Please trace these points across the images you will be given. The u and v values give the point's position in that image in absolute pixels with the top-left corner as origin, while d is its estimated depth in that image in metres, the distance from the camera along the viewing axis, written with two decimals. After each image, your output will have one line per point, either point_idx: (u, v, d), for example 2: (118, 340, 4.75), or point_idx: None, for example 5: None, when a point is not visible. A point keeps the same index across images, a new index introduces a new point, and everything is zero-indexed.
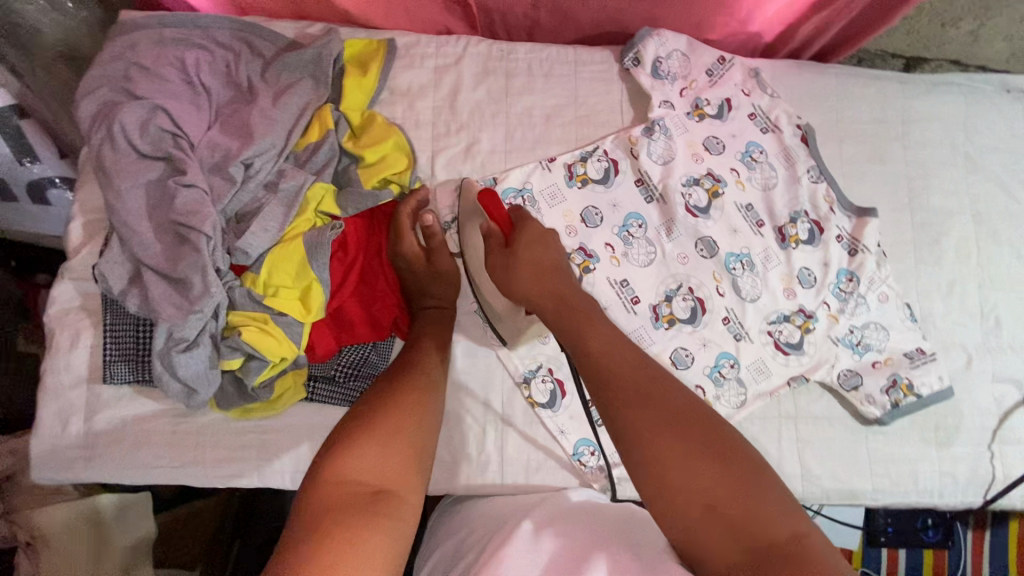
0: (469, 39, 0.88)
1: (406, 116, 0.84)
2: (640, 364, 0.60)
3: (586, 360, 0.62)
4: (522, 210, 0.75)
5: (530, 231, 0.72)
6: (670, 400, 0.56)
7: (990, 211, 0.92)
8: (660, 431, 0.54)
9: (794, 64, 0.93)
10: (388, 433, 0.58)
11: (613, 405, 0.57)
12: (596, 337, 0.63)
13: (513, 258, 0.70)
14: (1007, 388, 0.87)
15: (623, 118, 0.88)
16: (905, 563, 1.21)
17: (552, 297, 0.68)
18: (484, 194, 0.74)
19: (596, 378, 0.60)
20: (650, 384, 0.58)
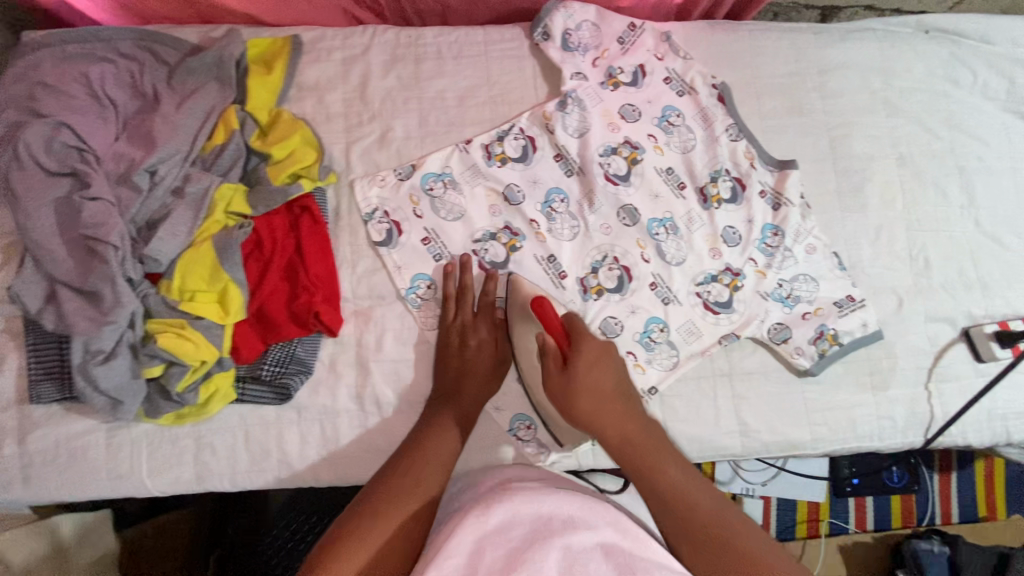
0: (376, 28, 0.88)
1: (316, 111, 0.84)
2: (704, 494, 0.64)
3: (655, 492, 0.64)
4: (578, 322, 0.75)
5: (588, 351, 0.71)
6: (739, 533, 0.61)
7: (913, 153, 0.92)
8: (742, 562, 0.58)
9: (706, 25, 0.93)
10: (369, 532, 0.61)
11: (689, 534, 0.61)
12: (663, 472, 0.65)
13: (572, 383, 0.69)
14: (940, 327, 0.88)
15: (537, 93, 0.88)
16: (873, 511, 1.22)
17: (613, 424, 0.68)
18: (536, 301, 0.74)
19: (657, 497, 0.64)
20: (713, 509, 0.63)
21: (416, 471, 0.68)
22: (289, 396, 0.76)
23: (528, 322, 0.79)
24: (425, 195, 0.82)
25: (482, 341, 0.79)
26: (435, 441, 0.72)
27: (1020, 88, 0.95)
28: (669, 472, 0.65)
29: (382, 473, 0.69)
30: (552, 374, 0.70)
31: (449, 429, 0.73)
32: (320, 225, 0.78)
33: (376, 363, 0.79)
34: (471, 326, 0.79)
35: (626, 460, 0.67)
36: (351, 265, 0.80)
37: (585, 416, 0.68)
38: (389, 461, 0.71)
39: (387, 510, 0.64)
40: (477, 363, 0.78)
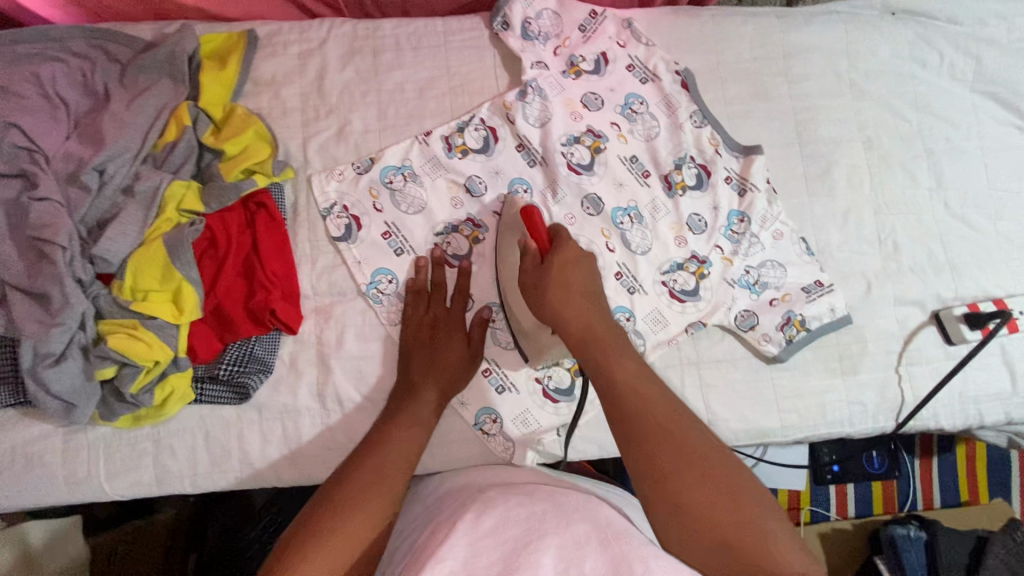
0: (333, 21, 0.86)
1: (272, 106, 0.82)
2: (662, 395, 0.61)
3: (608, 380, 0.62)
4: (562, 229, 0.73)
5: (566, 254, 0.70)
6: (689, 436, 0.57)
7: (881, 136, 0.91)
8: (679, 465, 0.55)
9: (669, 11, 0.91)
10: (343, 529, 0.57)
11: (632, 423, 0.59)
12: (620, 364, 0.63)
13: (544, 277, 0.69)
14: (910, 311, 0.87)
15: (498, 83, 0.87)
16: (854, 497, 1.22)
17: (582, 317, 0.67)
18: (527, 210, 0.71)
19: (609, 385, 0.62)
20: (667, 410, 0.59)
21: (384, 471, 0.65)
22: (249, 395, 0.75)
23: (511, 239, 0.78)
24: (385, 189, 0.81)
25: (452, 339, 0.77)
26: (399, 438, 0.69)
27: (988, 68, 0.94)
28: (627, 363, 0.64)
29: (345, 473, 0.65)
30: (528, 270, 0.70)
31: (414, 427, 0.71)
32: (277, 221, 0.77)
33: (338, 360, 0.78)
34: (440, 322, 0.78)
35: (584, 349, 0.66)
36: (311, 261, 0.79)
37: (553, 311, 0.68)
38: (351, 461, 0.67)
39: (355, 511, 0.59)
40: (445, 351, 0.76)
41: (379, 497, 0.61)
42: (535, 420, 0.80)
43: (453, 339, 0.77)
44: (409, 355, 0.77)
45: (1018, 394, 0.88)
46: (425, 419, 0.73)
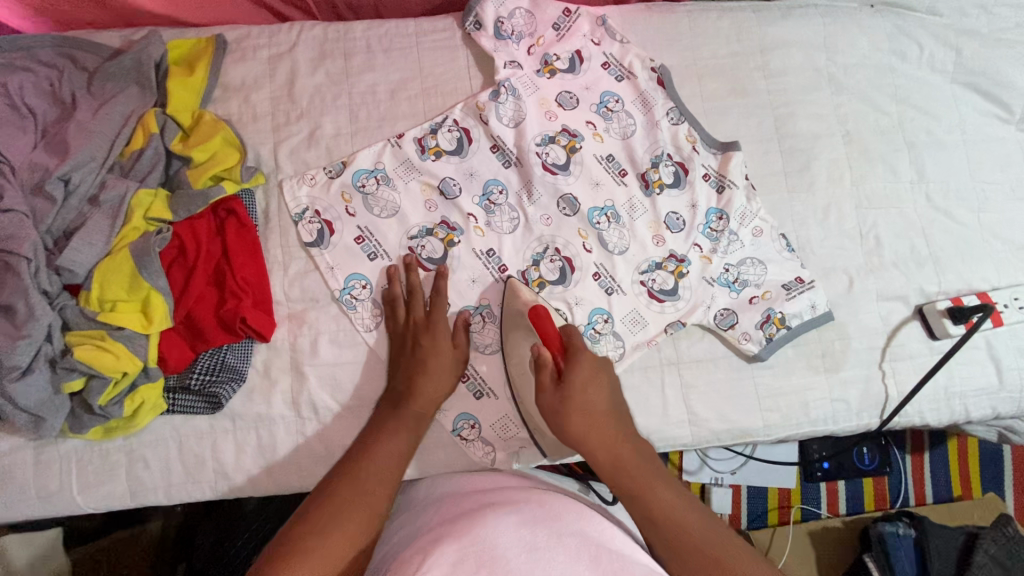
0: (303, 25, 0.85)
1: (242, 111, 0.82)
2: (706, 524, 0.63)
3: (650, 519, 0.64)
4: (574, 333, 0.71)
5: (583, 368, 0.69)
6: (747, 570, 0.59)
7: (860, 129, 0.90)
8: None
9: (643, 7, 0.91)
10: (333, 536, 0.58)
11: (692, 568, 0.60)
12: (658, 498, 0.65)
13: (565, 402, 0.68)
14: (893, 306, 0.86)
15: (471, 84, 0.86)
16: (845, 494, 1.21)
17: (609, 446, 0.67)
18: (534, 312, 0.73)
19: (645, 517, 0.64)
20: (718, 542, 0.61)
21: (364, 479, 0.65)
22: (221, 405, 0.74)
23: (522, 337, 0.78)
24: (358, 193, 0.80)
25: (437, 337, 0.75)
26: (383, 446, 0.69)
27: (968, 58, 0.93)
28: (662, 493, 0.65)
29: (327, 484, 0.65)
30: (546, 387, 0.69)
31: (398, 434, 0.70)
32: (248, 227, 0.77)
33: (312, 367, 0.77)
34: (424, 321, 0.76)
35: (614, 476, 0.67)
36: (283, 267, 0.79)
37: (578, 440, 0.68)
38: (334, 471, 0.67)
39: (335, 523, 0.60)
40: (429, 356, 0.74)
41: (358, 509, 0.62)
42: (513, 423, 0.79)
43: (435, 345, 0.75)
44: (395, 363, 0.76)
45: (1004, 387, 0.87)
46: (410, 425, 0.71)
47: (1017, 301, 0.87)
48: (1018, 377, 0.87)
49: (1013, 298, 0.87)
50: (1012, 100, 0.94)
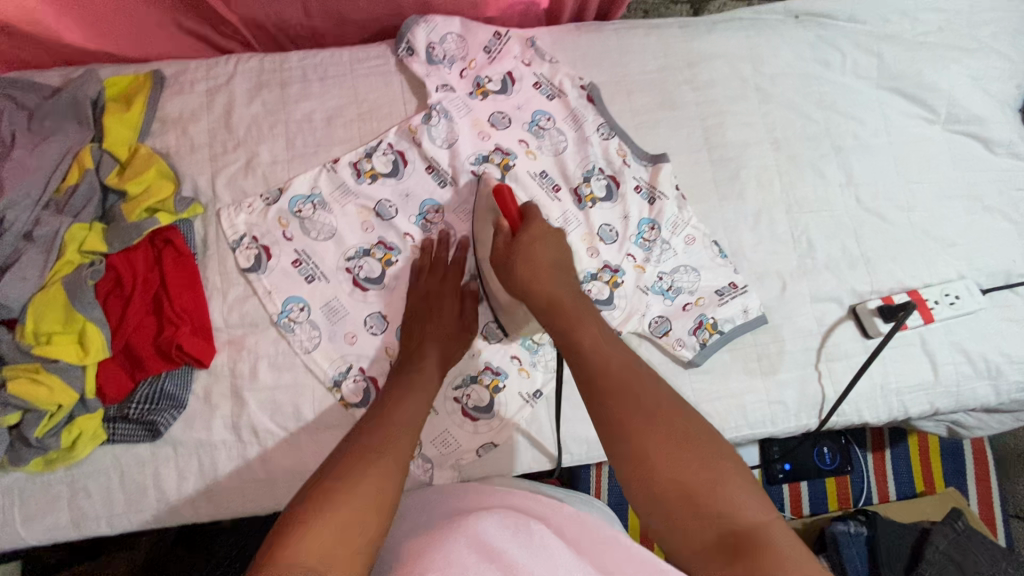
0: (239, 57, 0.88)
1: (180, 143, 0.84)
2: (629, 359, 0.61)
3: (575, 345, 0.64)
4: (532, 207, 0.76)
5: (536, 228, 0.73)
6: (658, 397, 0.57)
7: (789, 136, 0.93)
8: (645, 427, 0.54)
9: (573, 28, 0.94)
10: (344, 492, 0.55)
11: (598, 389, 0.59)
12: (587, 332, 0.64)
13: (515, 250, 0.72)
14: (827, 306, 0.88)
15: (406, 108, 0.89)
16: (808, 494, 1.22)
17: (549, 287, 0.69)
18: (496, 189, 0.76)
19: (573, 348, 0.63)
20: (632, 373, 0.59)
21: (382, 439, 0.63)
22: (160, 432, 0.75)
23: (486, 220, 0.80)
24: (294, 218, 0.82)
25: (449, 301, 0.80)
26: (403, 404, 0.69)
27: (890, 64, 0.96)
28: (595, 330, 0.65)
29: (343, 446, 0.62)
30: (500, 244, 0.74)
31: (410, 396, 0.71)
32: (185, 256, 0.78)
33: (252, 391, 0.78)
34: (434, 291, 0.80)
35: (551, 316, 0.68)
36: (222, 293, 0.80)
37: (524, 284, 0.70)
38: (348, 437, 0.65)
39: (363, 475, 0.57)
40: (433, 322, 0.78)
41: (385, 468, 0.59)
42: (454, 440, 0.80)
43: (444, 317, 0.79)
44: (410, 317, 0.79)
45: (940, 382, 0.88)
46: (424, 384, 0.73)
47: (947, 297, 0.88)
48: (953, 372, 0.88)
49: (943, 294, 0.89)
50: (936, 102, 0.96)
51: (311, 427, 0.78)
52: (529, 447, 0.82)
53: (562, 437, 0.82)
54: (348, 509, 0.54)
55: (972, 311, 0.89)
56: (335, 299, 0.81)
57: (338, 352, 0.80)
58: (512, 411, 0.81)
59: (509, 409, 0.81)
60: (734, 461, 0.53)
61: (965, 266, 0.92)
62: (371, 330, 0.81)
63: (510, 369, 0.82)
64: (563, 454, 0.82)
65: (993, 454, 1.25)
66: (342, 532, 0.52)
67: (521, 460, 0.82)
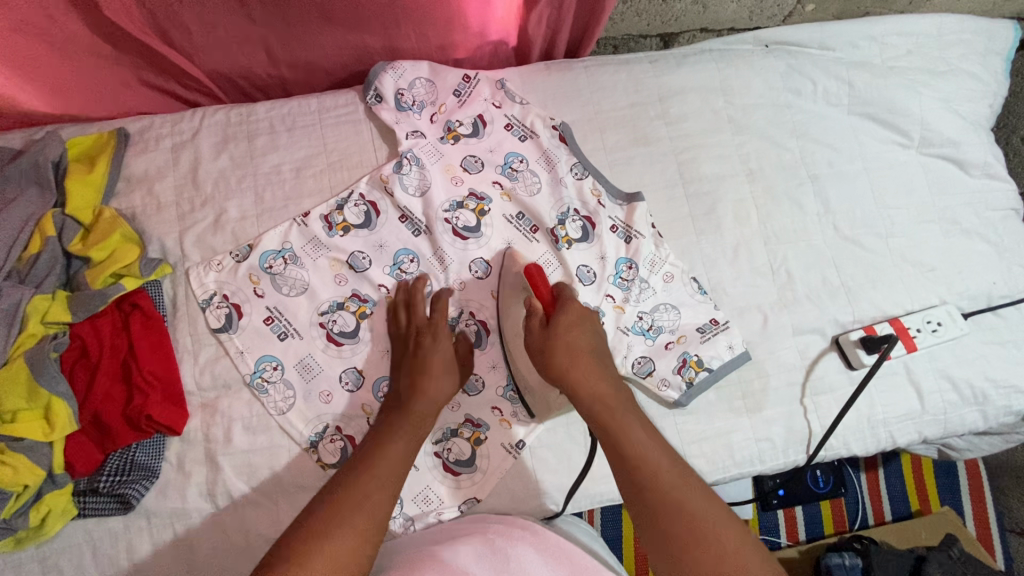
0: (205, 111, 0.87)
1: (146, 202, 0.82)
2: (673, 466, 0.64)
3: (618, 450, 0.65)
4: (564, 287, 0.76)
5: (571, 313, 0.72)
6: (704, 518, 0.60)
7: (764, 167, 0.93)
8: (699, 553, 0.58)
9: (542, 66, 0.94)
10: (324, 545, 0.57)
11: (648, 503, 0.62)
12: (630, 440, 0.65)
13: (550, 342, 0.71)
14: (811, 338, 0.87)
15: (377, 156, 0.87)
16: (804, 519, 1.20)
17: (592, 385, 0.69)
18: (528, 273, 0.75)
19: (618, 460, 0.65)
20: (679, 486, 0.62)
21: (370, 482, 0.65)
22: (133, 505, 0.73)
23: (515, 295, 0.80)
24: (265, 274, 0.80)
25: (438, 344, 0.76)
26: (388, 449, 0.69)
27: (861, 91, 0.96)
28: (634, 432, 0.66)
29: (337, 486, 0.65)
30: (535, 329, 0.73)
31: (398, 438, 0.70)
32: (154, 319, 0.77)
33: (226, 456, 0.76)
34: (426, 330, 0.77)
35: (593, 420, 0.68)
36: (193, 356, 0.78)
37: (563, 376, 0.70)
38: (342, 472, 0.67)
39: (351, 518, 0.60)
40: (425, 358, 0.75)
41: (374, 507, 0.62)
42: (436, 496, 0.79)
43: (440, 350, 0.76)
44: (400, 365, 0.77)
45: (927, 411, 0.87)
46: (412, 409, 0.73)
47: (930, 324, 0.88)
48: (939, 400, 0.88)
49: (926, 321, 0.88)
50: (909, 126, 0.96)
51: (289, 490, 0.76)
52: (512, 500, 0.80)
53: (546, 486, 0.80)
54: (337, 549, 0.58)
55: (955, 337, 0.88)
56: (309, 355, 0.79)
57: (313, 411, 0.78)
58: (494, 464, 0.80)
59: (491, 461, 0.80)
60: (775, 571, 0.58)
61: (945, 291, 0.91)
62: (346, 387, 0.79)
63: (491, 420, 0.80)
64: (548, 506, 0.80)
65: (987, 469, 1.25)
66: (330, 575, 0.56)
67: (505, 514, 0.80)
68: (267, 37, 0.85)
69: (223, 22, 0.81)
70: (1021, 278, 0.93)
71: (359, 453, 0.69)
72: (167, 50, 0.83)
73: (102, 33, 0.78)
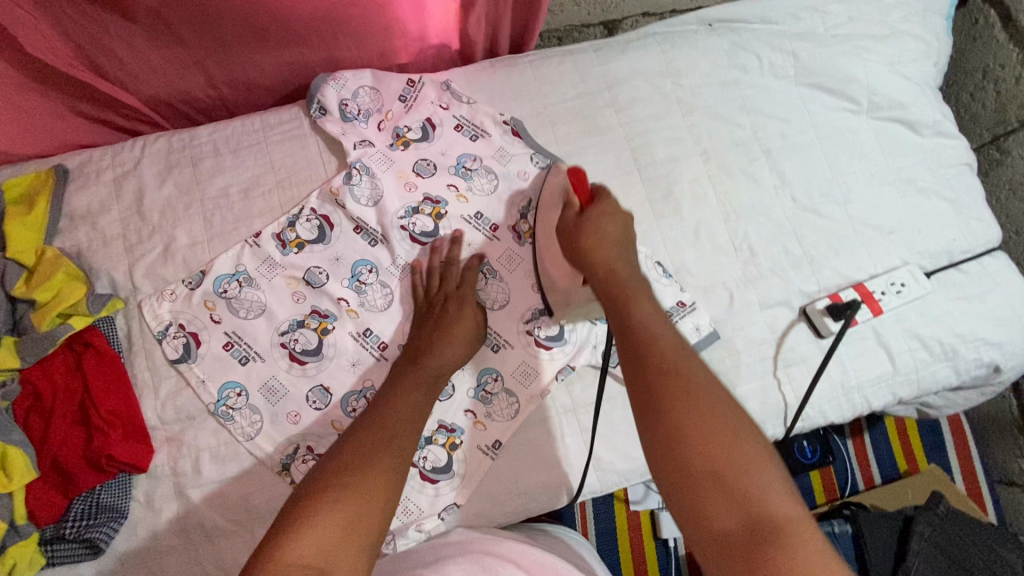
0: (146, 140, 0.86)
1: (91, 238, 0.81)
2: (678, 344, 0.57)
3: (623, 322, 0.61)
4: (603, 189, 0.74)
5: (606, 206, 0.72)
6: (709, 386, 0.53)
7: (717, 145, 0.93)
8: (676, 392, 0.52)
9: (486, 65, 0.94)
10: (349, 492, 0.57)
11: (645, 364, 0.56)
12: (639, 306, 0.62)
13: (580, 224, 0.71)
14: (779, 311, 0.87)
15: (326, 169, 0.86)
16: (796, 492, 1.20)
17: (609, 260, 0.67)
18: (573, 171, 0.72)
19: (621, 322, 0.61)
20: (679, 354, 0.56)
21: (389, 429, 0.65)
22: (102, 549, 0.71)
23: (555, 201, 0.79)
24: (220, 299, 0.79)
25: (463, 309, 0.78)
26: (401, 399, 0.69)
27: (807, 61, 0.97)
28: (646, 307, 0.62)
29: (350, 437, 0.64)
30: (568, 220, 0.73)
31: (416, 390, 0.71)
32: (109, 357, 0.75)
33: (196, 488, 0.74)
34: (452, 295, 0.79)
35: (606, 287, 0.66)
36: (153, 390, 0.76)
37: (583, 253, 0.69)
38: (354, 426, 0.66)
39: (363, 471, 0.59)
40: (446, 321, 0.77)
41: (387, 460, 0.61)
42: (415, 506, 0.77)
43: (456, 343, 0.75)
44: (420, 325, 0.78)
45: (899, 372, 0.88)
46: (426, 383, 0.72)
47: (894, 286, 0.88)
48: (910, 359, 0.88)
49: (889, 284, 0.88)
50: (857, 92, 0.96)
51: (264, 517, 0.74)
52: (493, 503, 0.79)
53: (526, 487, 0.79)
54: (355, 497, 0.56)
55: (920, 296, 0.89)
56: (273, 377, 0.78)
57: (282, 433, 0.76)
58: (472, 468, 0.79)
59: (468, 466, 0.79)
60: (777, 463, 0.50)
61: (907, 252, 0.92)
62: (314, 406, 0.77)
63: (465, 424, 0.79)
64: (529, 504, 0.80)
65: (970, 424, 1.26)
66: (345, 525, 0.54)
67: (487, 518, 0.79)
68: (203, 60, 0.83)
69: (155, 48, 0.79)
70: (979, 232, 0.94)
71: (371, 406, 0.69)
72: (100, 81, 0.81)
73: (31, 70, 0.77)
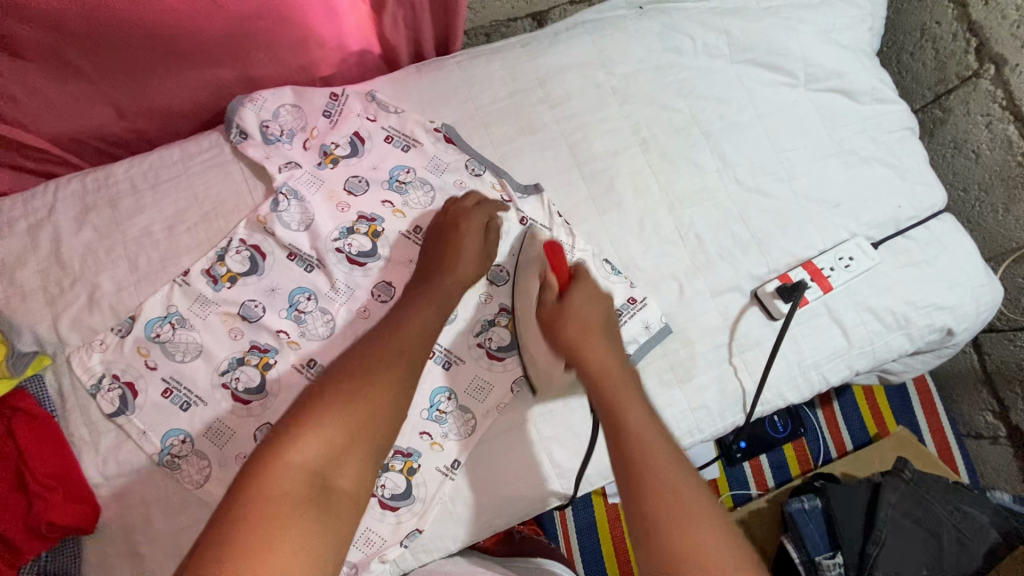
0: (59, 182, 0.82)
1: (9, 293, 0.76)
2: (665, 447, 0.64)
3: (617, 423, 0.67)
4: (580, 266, 0.82)
5: (585, 287, 0.80)
6: (687, 490, 0.61)
7: (655, 133, 0.91)
8: (660, 493, 0.60)
9: (413, 70, 0.90)
10: (349, 408, 0.62)
11: (633, 461, 0.63)
12: (629, 410, 0.68)
13: (565, 310, 0.78)
14: (730, 297, 0.87)
15: (253, 196, 0.83)
16: (770, 467, 1.21)
17: (601, 355, 0.74)
18: (548, 246, 0.81)
19: (615, 425, 0.67)
20: (669, 463, 0.63)
21: (398, 344, 0.70)
22: None
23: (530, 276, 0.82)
24: (154, 344, 0.76)
25: (467, 233, 0.80)
26: (415, 313, 0.74)
27: (740, 38, 0.94)
28: (635, 410, 0.68)
29: (366, 345, 0.69)
30: (548, 303, 0.79)
31: (430, 302, 0.75)
32: (41, 419, 0.72)
33: (147, 544, 0.71)
34: (455, 224, 0.81)
35: (597, 385, 0.71)
36: (93, 447, 0.73)
37: (573, 346, 0.75)
38: (370, 335, 0.71)
39: (366, 386, 0.64)
40: (451, 247, 0.79)
41: (392, 379, 0.66)
42: (377, 536, 0.75)
43: (459, 268, 0.78)
44: (428, 246, 0.80)
45: (854, 345, 0.88)
46: (434, 300, 0.76)
47: (842, 260, 0.87)
48: (864, 332, 0.88)
49: (838, 258, 0.88)
50: (793, 65, 0.95)
51: None
52: (458, 523, 0.78)
53: (490, 501, 0.78)
54: (354, 411, 0.62)
55: (869, 268, 0.88)
56: (217, 420, 0.75)
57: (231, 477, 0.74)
58: (432, 491, 0.77)
59: (428, 489, 0.77)
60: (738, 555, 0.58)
61: (854, 224, 0.91)
62: None
63: (421, 446, 0.77)
64: (494, 518, 0.79)
65: (934, 381, 1.28)
66: (347, 434, 0.61)
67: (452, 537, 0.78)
68: (108, 91, 0.79)
69: (51, 83, 0.75)
70: (924, 197, 0.94)
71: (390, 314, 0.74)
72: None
73: None
